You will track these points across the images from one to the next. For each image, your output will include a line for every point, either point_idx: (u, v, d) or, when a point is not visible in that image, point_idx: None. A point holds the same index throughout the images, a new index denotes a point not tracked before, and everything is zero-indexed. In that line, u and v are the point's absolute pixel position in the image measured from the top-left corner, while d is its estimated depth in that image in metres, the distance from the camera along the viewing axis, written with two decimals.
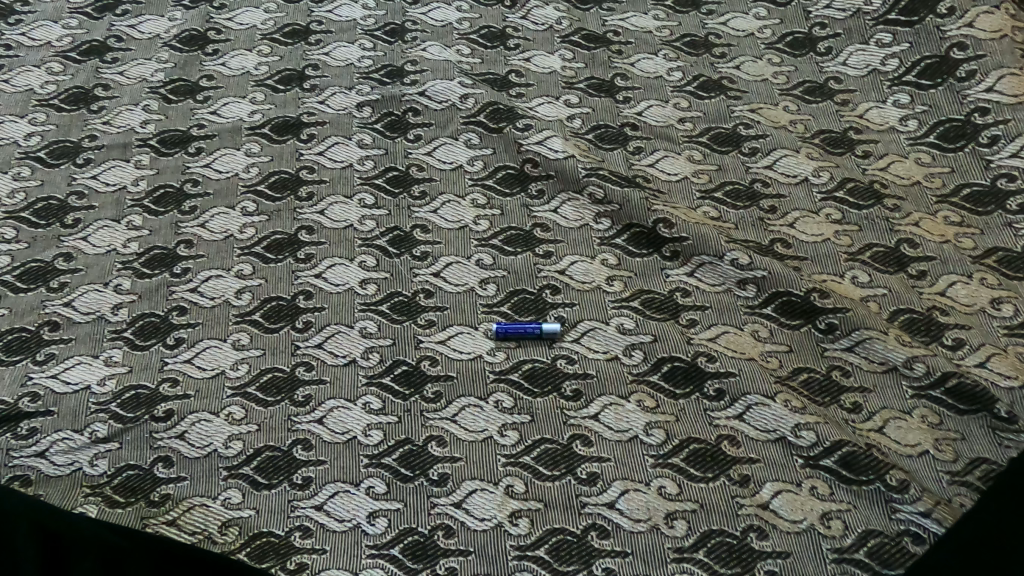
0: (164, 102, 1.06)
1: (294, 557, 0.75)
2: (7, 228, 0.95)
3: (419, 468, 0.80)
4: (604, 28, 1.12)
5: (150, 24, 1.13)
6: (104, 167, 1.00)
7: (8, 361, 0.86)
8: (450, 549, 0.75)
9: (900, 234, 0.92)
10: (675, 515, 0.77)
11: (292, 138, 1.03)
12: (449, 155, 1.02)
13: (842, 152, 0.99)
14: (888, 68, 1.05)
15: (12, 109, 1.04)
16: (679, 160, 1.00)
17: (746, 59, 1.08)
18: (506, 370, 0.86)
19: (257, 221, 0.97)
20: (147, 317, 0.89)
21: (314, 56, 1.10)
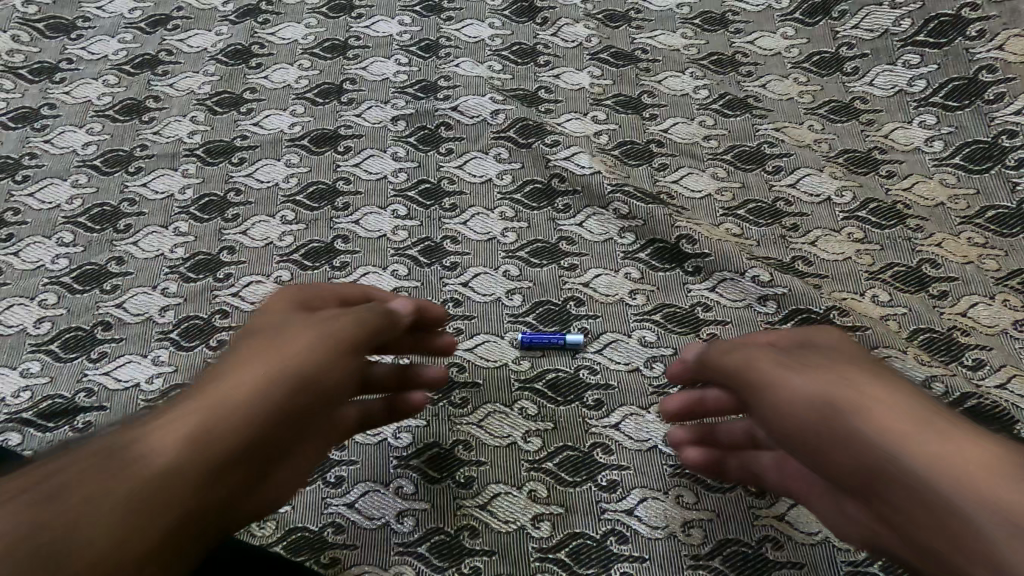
0: (210, 114, 1.11)
1: (328, 552, 0.79)
2: (65, 232, 1.01)
3: (446, 470, 0.83)
4: (632, 46, 1.15)
5: (198, 38, 1.18)
6: (154, 175, 1.06)
7: (65, 358, 0.92)
8: (474, 549, 0.79)
9: (922, 254, 0.94)
10: (692, 523, 0.79)
11: (330, 150, 1.08)
12: (479, 168, 1.05)
13: (866, 171, 1.01)
14: (915, 89, 1.07)
15: (70, 119, 1.11)
16: (704, 177, 1.03)
17: (772, 78, 1.10)
18: (530, 379, 0.89)
19: (295, 230, 1.01)
20: (192, 319, 0.95)
21: (352, 71, 1.15)
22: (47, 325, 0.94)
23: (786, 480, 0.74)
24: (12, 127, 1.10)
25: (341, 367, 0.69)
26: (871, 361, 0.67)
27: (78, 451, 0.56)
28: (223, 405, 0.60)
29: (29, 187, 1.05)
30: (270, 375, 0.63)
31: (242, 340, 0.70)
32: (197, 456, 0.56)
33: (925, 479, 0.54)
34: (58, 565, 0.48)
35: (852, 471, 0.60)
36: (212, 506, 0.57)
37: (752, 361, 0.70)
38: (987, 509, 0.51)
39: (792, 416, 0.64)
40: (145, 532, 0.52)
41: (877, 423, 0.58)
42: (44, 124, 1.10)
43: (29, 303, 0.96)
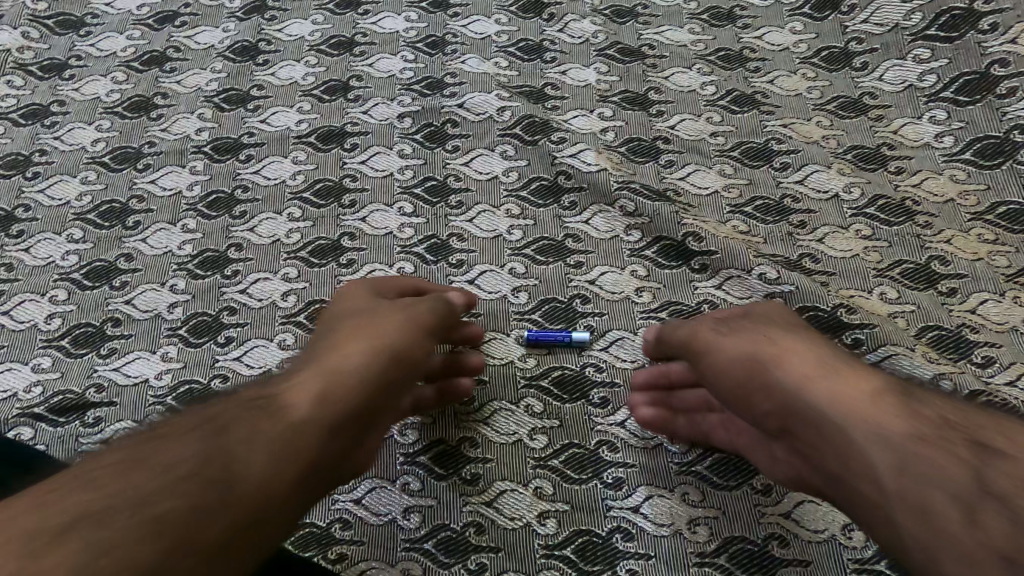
0: (217, 111, 1.12)
1: (335, 548, 0.79)
2: (75, 228, 1.02)
3: (452, 467, 0.84)
4: (639, 41, 1.15)
5: (205, 35, 1.19)
6: (162, 172, 1.06)
7: (75, 354, 0.93)
8: (480, 545, 0.79)
9: (931, 251, 0.93)
10: (698, 521, 0.79)
11: (336, 147, 1.08)
12: (486, 165, 1.05)
13: (874, 168, 1.01)
14: (925, 84, 1.06)
15: (79, 116, 1.11)
16: (711, 174, 1.02)
17: (780, 74, 1.10)
18: (536, 376, 0.89)
19: (302, 227, 1.02)
20: (200, 316, 0.95)
21: (358, 67, 1.15)
22: (58, 321, 0.95)
23: (734, 438, 0.80)
24: (23, 123, 1.11)
25: (423, 347, 0.77)
26: (795, 326, 0.76)
27: (213, 408, 0.63)
28: (335, 371, 0.68)
29: (39, 184, 1.06)
30: (371, 348, 0.72)
31: (331, 326, 0.78)
32: (321, 412, 0.64)
33: (829, 414, 0.63)
34: (224, 497, 0.54)
35: (774, 416, 0.69)
36: (333, 454, 0.63)
37: (699, 330, 0.79)
38: (872, 435, 0.60)
39: (727, 373, 0.73)
40: (285, 473, 0.58)
41: (794, 372, 0.67)
42: (53, 121, 1.11)
43: (40, 299, 0.96)
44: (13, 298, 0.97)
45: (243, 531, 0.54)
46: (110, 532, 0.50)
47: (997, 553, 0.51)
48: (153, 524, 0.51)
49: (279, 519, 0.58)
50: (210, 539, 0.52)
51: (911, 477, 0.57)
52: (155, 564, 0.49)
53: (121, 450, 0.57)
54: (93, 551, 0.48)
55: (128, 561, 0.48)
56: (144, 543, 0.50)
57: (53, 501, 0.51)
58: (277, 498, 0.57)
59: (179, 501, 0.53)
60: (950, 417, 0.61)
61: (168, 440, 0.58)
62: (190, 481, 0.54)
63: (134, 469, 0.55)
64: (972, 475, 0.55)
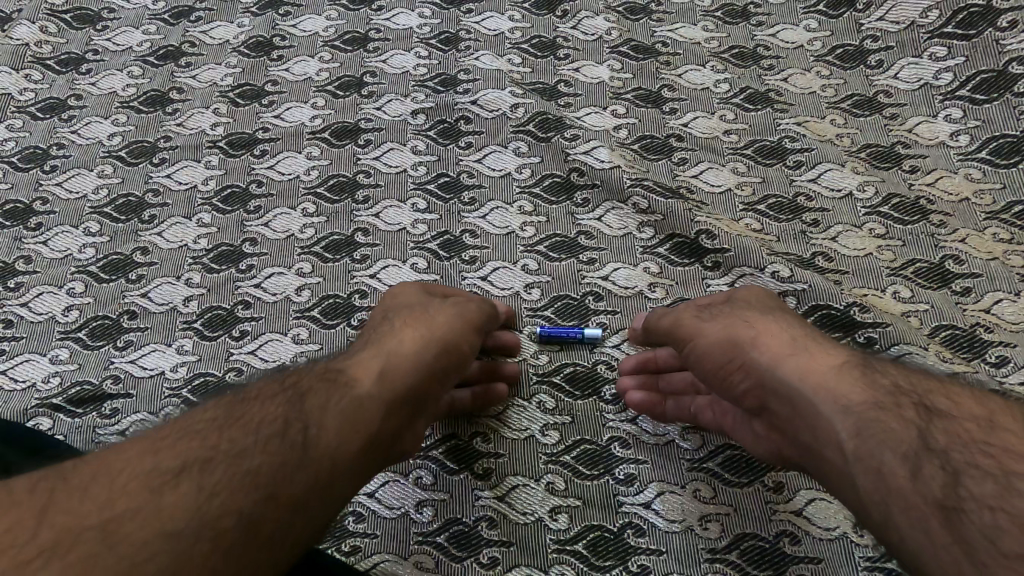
0: (232, 106, 1.12)
1: (349, 540, 0.80)
2: (92, 222, 1.03)
3: (465, 462, 0.84)
4: (653, 39, 1.15)
5: (220, 30, 1.19)
6: (177, 167, 1.07)
7: (92, 346, 0.94)
8: (493, 540, 0.79)
9: (945, 250, 0.93)
10: (709, 517, 0.80)
11: (350, 143, 1.08)
12: (499, 162, 1.06)
13: (888, 166, 1.00)
14: (941, 82, 1.05)
15: (96, 111, 1.12)
16: (724, 172, 1.02)
17: (794, 72, 1.10)
18: (548, 372, 0.90)
19: (316, 222, 1.02)
20: (215, 309, 0.96)
21: (372, 64, 1.15)
22: (76, 313, 0.96)
23: (719, 419, 0.80)
24: (40, 117, 1.12)
25: (473, 342, 0.78)
26: (772, 305, 0.77)
27: (289, 377, 0.67)
28: (394, 352, 0.71)
29: (56, 177, 1.07)
30: (428, 334, 0.74)
31: (388, 312, 0.80)
32: (383, 389, 0.67)
33: (796, 388, 0.66)
34: (304, 460, 0.59)
35: (751, 394, 0.72)
36: (392, 429, 0.67)
37: (679, 313, 0.80)
38: (834, 406, 0.62)
39: (705, 354, 0.75)
40: (353, 442, 0.63)
41: (765, 350, 0.70)
42: (71, 115, 1.12)
43: (58, 291, 0.98)
44: (32, 290, 0.98)
45: (319, 490, 0.59)
46: (213, 480, 0.55)
47: (937, 505, 0.53)
48: (247, 477, 0.56)
49: (347, 482, 0.62)
50: (291, 496, 0.57)
51: (866, 441, 0.59)
52: (249, 514, 0.55)
53: (216, 407, 0.63)
54: (198, 496, 0.54)
55: (226, 509, 0.54)
56: (237, 494, 0.55)
57: (163, 448, 0.57)
58: (346, 464, 0.62)
59: (267, 459, 0.58)
60: (905, 384, 0.62)
61: (254, 404, 0.63)
62: (275, 442, 0.59)
63: (228, 427, 0.60)
64: (921, 435, 0.57)
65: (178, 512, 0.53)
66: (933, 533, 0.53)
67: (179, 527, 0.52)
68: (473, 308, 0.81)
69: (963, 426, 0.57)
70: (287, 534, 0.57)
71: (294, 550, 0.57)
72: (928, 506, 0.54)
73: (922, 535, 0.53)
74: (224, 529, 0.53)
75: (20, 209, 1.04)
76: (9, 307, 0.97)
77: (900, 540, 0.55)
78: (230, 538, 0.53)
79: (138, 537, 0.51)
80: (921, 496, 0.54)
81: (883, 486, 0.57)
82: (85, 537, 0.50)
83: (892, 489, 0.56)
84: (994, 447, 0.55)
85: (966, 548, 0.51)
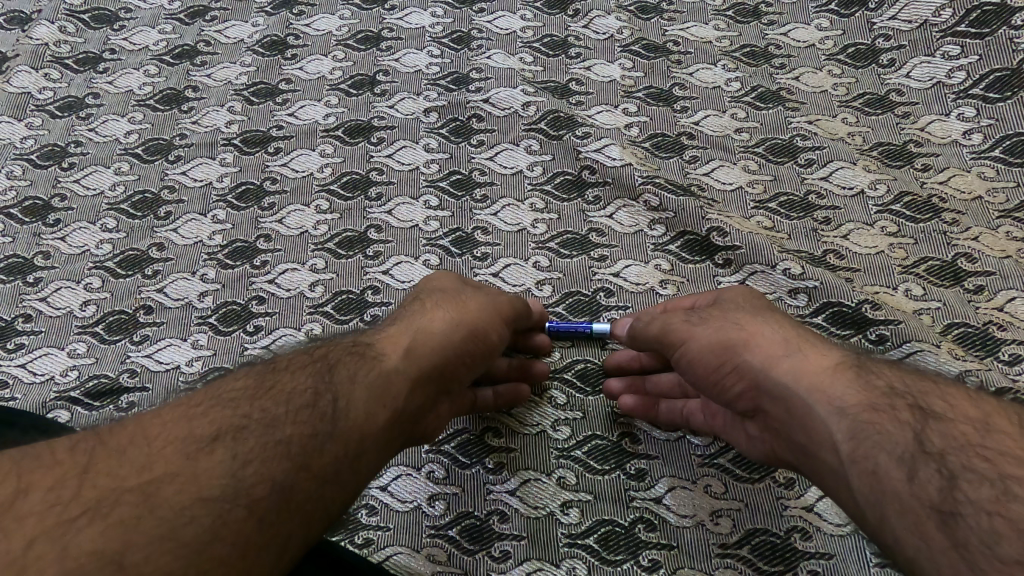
0: (246, 104, 1.14)
1: (362, 533, 0.80)
2: (109, 218, 1.05)
3: (476, 456, 0.85)
4: (664, 38, 1.15)
5: (234, 29, 1.21)
6: (192, 164, 1.09)
7: (109, 340, 0.95)
8: (504, 533, 0.80)
9: (957, 248, 0.93)
10: (720, 513, 0.80)
11: (363, 141, 1.09)
12: (510, 160, 1.06)
13: (900, 164, 1.01)
14: (954, 81, 1.05)
15: (114, 109, 1.14)
16: (735, 170, 1.03)
17: (806, 70, 1.10)
18: (559, 368, 0.90)
19: (329, 219, 1.03)
20: (229, 305, 0.97)
21: (384, 62, 1.16)
22: (93, 308, 0.97)
23: (710, 420, 0.81)
24: (59, 115, 1.13)
25: (502, 333, 0.79)
26: (759, 305, 0.76)
27: (318, 351, 0.69)
28: (421, 333, 0.72)
29: (74, 174, 1.08)
30: (455, 319, 0.75)
31: (417, 293, 0.80)
32: (408, 366, 0.69)
33: (789, 389, 0.66)
34: (335, 431, 0.61)
35: (745, 397, 0.72)
36: (414, 409, 0.69)
37: (666, 319, 0.79)
38: (828, 407, 0.63)
39: (697, 358, 0.75)
40: (377, 419, 0.64)
41: (757, 352, 0.70)
42: (88, 113, 1.13)
43: (76, 286, 0.99)
44: (50, 285, 0.99)
45: (347, 465, 0.61)
46: (248, 448, 0.57)
47: (933, 508, 0.54)
48: (278, 447, 0.58)
49: (373, 457, 0.64)
50: (320, 467, 0.59)
51: (862, 442, 0.59)
52: (281, 483, 0.57)
53: (249, 375, 0.65)
54: (233, 463, 0.56)
55: (259, 478, 0.56)
56: (272, 464, 0.57)
57: (196, 414, 0.59)
58: (371, 440, 0.63)
59: (298, 429, 0.60)
60: (901, 386, 0.63)
61: (284, 375, 0.65)
62: (305, 413, 0.61)
63: (261, 397, 0.62)
64: (916, 436, 0.58)
65: (215, 477, 0.55)
66: (928, 536, 0.53)
67: (217, 492, 0.54)
68: (505, 301, 0.81)
69: (957, 428, 0.57)
70: (315, 509, 0.58)
71: (322, 522, 0.59)
72: (923, 510, 0.54)
73: (917, 537, 0.54)
74: (258, 497, 0.55)
75: (38, 205, 1.06)
76: (28, 302, 0.98)
77: (894, 541, 0.55)
78: (263, 505, 0.55)
79: (179, 499, 0.53)
80: (916, 499, 0.55)
81: (878, 488, 0.57)
82: (128, 495, 0.52)
83: (887, 492, 0.56)
84: (990, 450, 0.55)
85: (963, 553, 0.51)
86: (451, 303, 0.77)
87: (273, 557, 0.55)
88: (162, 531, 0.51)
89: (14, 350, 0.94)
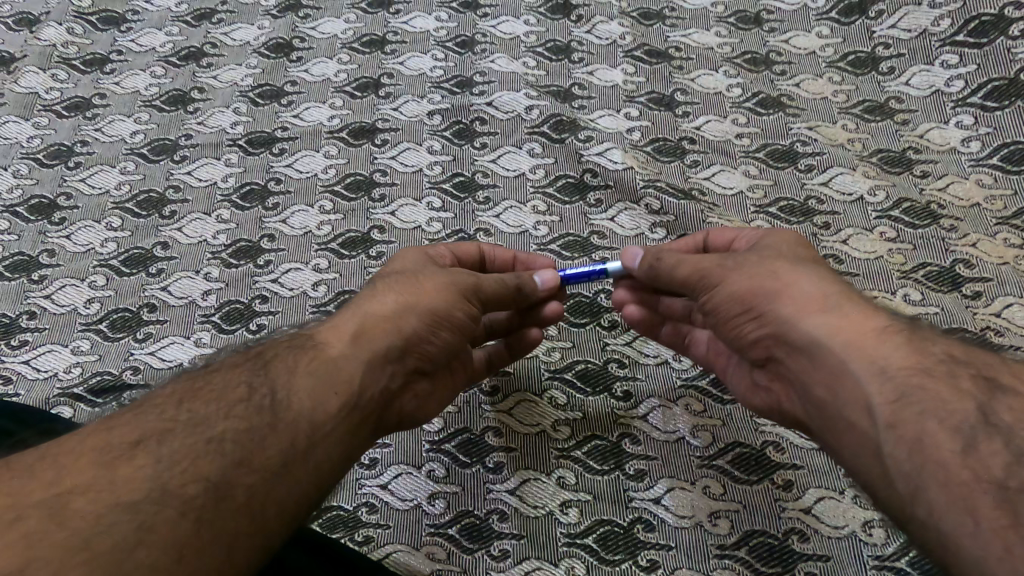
0: (252, 105, 1.15)
1: (362, 530, 0.81)
2: (114, 217, 1.05)
3: (476, 455, 0.86)
4: (666, 44, 1.16)
5: (241, 32, 1.22)
6: (198, 164, 1.10)
7: (112, 338, 0.96)
8: (503, 532, 0.80)
9: (956, 254, 0.94)
10: (718, 514, 0.80)
11: (367, 143, 1.10)
12: (513, 163, 1.07)
13: (899, 171, 1.01)
14: (953, 89, 1.06)
15: (120, 109, 1.15)
16: (735, 175, 1.03)
17: (807, 77, 1.11)
18: (560, 369, 0.91)
19: (333, 219, 1.04)
20: (233, 304, 0.98)
21: (389, 65, 1.17)
22: (97, 306, 0.98)
23: (711, 356, 0.84)
24: (66, 115, 1.14)
25: (469, 311, 0.78)
26: (803, 256, 0.76)
27: (255, 350, 0.71)
28: (369, 317, 0.73)
29: (81, 173, 1.09)
30: (409, 301, 0.75)
31: (378, 276, 0.80)
32: (356, 350, 0.71)
33: (824, 342, 0.66)
34: (275, 422, 0.63)
35: (761, 344, 0.73)
36: (376, 391, 0.71)
37: (699, 261, 0.77)
38: (870, 367, 0.62)
39: (722, 306, 0.75)
40: (329, 406, 0.66)
41: (790, 302, 0.69)
42: (95, 113, 1.14)
43: (81, 284, 1.00)
44: (55, 283, 1.00)
45: (296, 459, 0.62)
46: (172, 449, 0.58)
47: (992, 482, 0.53)
48: (212, 444, 0.59)
49: (327, 446, 0.65)
50: (264, 462, 0.60)
51: (906, 406, 0.59)
52: (219, 480, 0.58)
53: (180, 382, 0.66)
54: (158, 465, 0.57)
55: (192, 477, 0.57)
56: (205, 462, 0.58)
57: (119, 424, 0.60)
58: (322, 429, 0.65)
59: (231, 424, 0.61)
60: (959, 355, 0.62)
61: (214, 376, 0.67)
62: (241, 409, 0.63)
63: (189, 401, 0.63)
64: (978, 408, 0.57)
65: (138, 482, 0.55)
66: (980, 512, 0.53)
67: (139, 497, 0.54)
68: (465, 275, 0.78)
69: None
70: (267, 501, 0.60)
71: (280, 518, 0.60)
72: (979, 484, 0.54)
73: (964, 511, 0.53)
74: (191, 496, 0.56)
75: (44, 204, 1.07)
76: (32, 299, 0.99)
77: (928, 515, 0.56)
78: (199, 504, 0.56)
79: (96, 507, 0.53)
80: (973, 473, 0.54)
81: (921, 457, 0.57)
82: (32, 512, 0.51)
83: (932, 461, 0.56)
84: None
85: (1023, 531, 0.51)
86: (409, 285, 0.76)
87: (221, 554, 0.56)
88: (77, 542, 0.50)
89: (18, 347, 0.95)
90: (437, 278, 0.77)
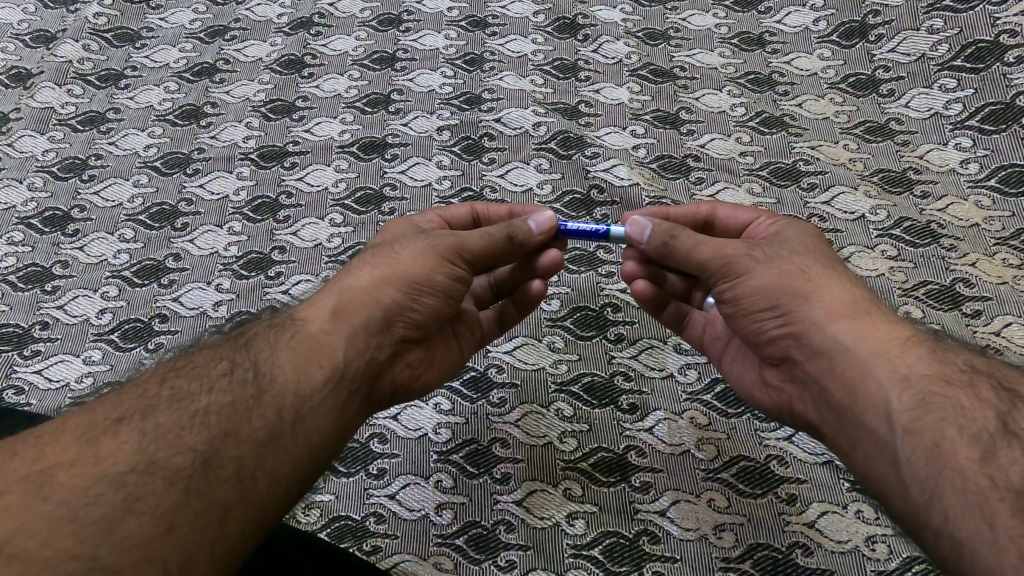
0: (263, 120, 1.17)
1: (370, 540, 0.82)
2: (127, 229, 1.07)
3: (484, 466, 0.87)
4: (670, 64, 1.19)
5: (254, 48, 1.24)
6: (210, 177, 1.11)
7: (124, 348, 0.97)
8: (510, 543, 0.81)
9: (956, 274, 0.95)
10: (723, 527, 0.81)
11: (377, 157, 1.12)
12: (521, 178, 1.09)
13: (900, 191, 1.03)
14: (951, 112, 1.08)
15: (134, 124, 1.17)
16: (739, 192, 1.05)
17: (809, 98, 1.13)
18: (567, 382, 0.92)
19: (343, 232, 1.06)
20: (243, 314, 0.99)
21: (399, 81, 1.20)
22: (108, 316, 0.99)
23: (711, 340, 0.87)
24: (81, 130, 1.16)
25: (452, 273, 0.77)
26: (827, 252, 0.76)
27: (240, 330, 0.74)
28: (349, 289, 0.75)
29: (94, 186, 1.11)
30: (388, 274, 0.75)
31: (365, 250, 0.81)
32: (337, 323, 0.73)
33: (847, 347, 0.68)
34: (260, 394, 0.66)
35: (778, 342, 0.74)
36: (360, 364, 0.72)
37: (721, 244, 0.76)
38: (893, 375, 0.65)
39: (745, 296, 0.74)
40: (314, 377, 0.69)
41: (819, 305, 0.71)
42: (110, 127, 1.17)
43: (92, 295, 1.01)
44: (67, 293, 1.01)
45: (282, 432, 0.65)
46: (156, 423, 0.61)
47: (1012, 491, 0.55)
48: (196, 417, 0.62)
49: (317, 422, 0.68)
50: (248, 433, 0.63)
51: (928, 416, 0.62)
52: (205, 452, 0.60)
53: (165, 363, 0.69)
54: (142, 438, 0.59)
55: (179, 449, 0.59)
56: (191, 433, 0.61)
57: (107, 403, 0.63)
58: (308, 403, 0.68)
59: (212, 400, 0.64)
60: (979, 366, 0.66)
61: (197, 355, 0.70)
62: (225, 382, 0.66)
63: (171, 379, 0.66)
64: (999, 418, 0.60)
65: (123, 454, 0.58)
66: (996, 521, 0.55)
67: (122, 469, 0.57)
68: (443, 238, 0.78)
69: None
70: (258, 475, 0.62)
71: (270, 495, 0.63)
72: (997, 492, 0.56)
73: (980, 520, 0.56)
74: (177, 467, 0.58)
75: (58, 216, 1.08)
76: (45, 309, 1.00)
77: (944, 522, 0.58)
78: (186, 476, 0.58)
79: (83, 480, 0.55)
80: (991, 481, 0.57)
81: (938, 462, 0.59)
82: (17, 485, 0.54)
83: (951, 468, 0.59)
84: None
85: None
86: (388, 258, 0.77)
87: (213, 528, 0.58)
88: (59, 515, 0.53)
89: (30, 357, 0.96)
90: (413, 246, 0.78)
